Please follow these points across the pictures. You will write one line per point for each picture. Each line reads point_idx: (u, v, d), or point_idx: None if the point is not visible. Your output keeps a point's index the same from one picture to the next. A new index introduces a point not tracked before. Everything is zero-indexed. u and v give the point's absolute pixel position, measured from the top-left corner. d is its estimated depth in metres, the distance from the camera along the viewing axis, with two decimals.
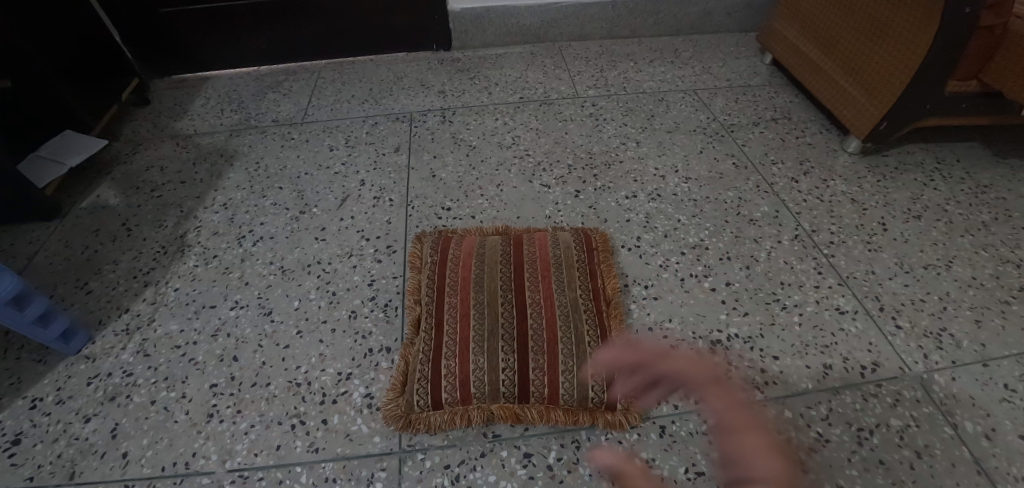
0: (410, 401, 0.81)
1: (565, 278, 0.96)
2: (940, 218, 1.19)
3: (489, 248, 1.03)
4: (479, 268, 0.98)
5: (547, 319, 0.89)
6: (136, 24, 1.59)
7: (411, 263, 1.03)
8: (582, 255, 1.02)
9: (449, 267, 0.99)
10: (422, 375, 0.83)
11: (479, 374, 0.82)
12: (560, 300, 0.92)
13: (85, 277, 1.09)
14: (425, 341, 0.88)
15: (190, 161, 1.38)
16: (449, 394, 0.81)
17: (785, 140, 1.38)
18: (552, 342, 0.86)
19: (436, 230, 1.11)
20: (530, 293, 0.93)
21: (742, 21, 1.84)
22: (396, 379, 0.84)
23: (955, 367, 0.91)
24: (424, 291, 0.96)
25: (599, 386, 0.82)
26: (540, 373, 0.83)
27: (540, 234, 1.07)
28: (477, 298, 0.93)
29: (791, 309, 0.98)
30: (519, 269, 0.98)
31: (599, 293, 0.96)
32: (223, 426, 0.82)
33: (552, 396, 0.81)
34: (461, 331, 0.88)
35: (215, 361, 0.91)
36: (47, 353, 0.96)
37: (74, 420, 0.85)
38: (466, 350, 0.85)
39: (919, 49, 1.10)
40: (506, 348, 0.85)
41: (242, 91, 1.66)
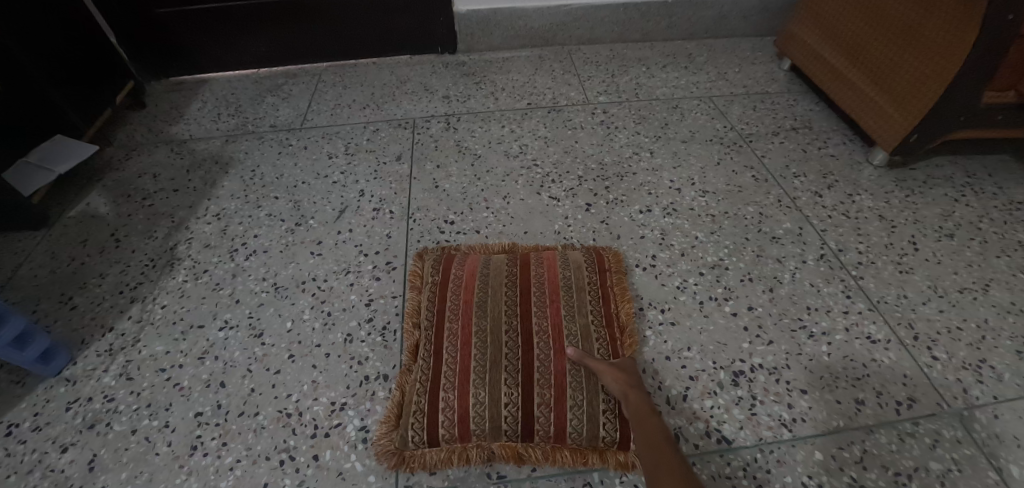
0: (404, 436, 0.75)
1: (576, 303, 0.90)
2: (974, 237, 1.12)
3: (494, 268, 0.97)
4: (483, 291, 0.92)
5: (555, 349, 0.83)
6: (131, 25, 1.54)
7: (411, 282, 0.97)
8: (593, 276, 0.96)
9: (451, 288, 0.93)
10: (418, 409, 0.77)
11: (479, 410, 0.76)
12: (569, 328, 0.86)
13: (70, 291, 1.04)
14: (422, 372, 0.81)
15: (184, 168, 1.33)
16: (447, 431, 0.75)
17: (806, 151, 1.31)
18: (560, 374, 0.80)
19: (439, 247, 1.05)
20: (538, 319, 0.87)
21: (759, 24, 1.77)
22: (390, 412, 0.78)
23: (997, 403, 0.84)
24: (424, 314, 0.90)
25: (612, 423, 0.76)
26: (546, 410, 0.76)
27: (548, 254, 1.01)
28: (479, 323, 0.87)
29: (818, 338, 0.91)
30: (525, 292, 0.92)
31: (613, 318, 0.89)
32: (207, 460, 0.77)
33: (559, 435, 0.75)
34: (461, 361, 0.82)
35: (201, 387, 0.86)
36: (25, 375, 0.90)
37: (50, 450, 0.80)
38: (466, 382, 0.79)
39: (955, 56, 1.03)
40: (509, 380, 0.79)
41: (240, 95, 1.61)
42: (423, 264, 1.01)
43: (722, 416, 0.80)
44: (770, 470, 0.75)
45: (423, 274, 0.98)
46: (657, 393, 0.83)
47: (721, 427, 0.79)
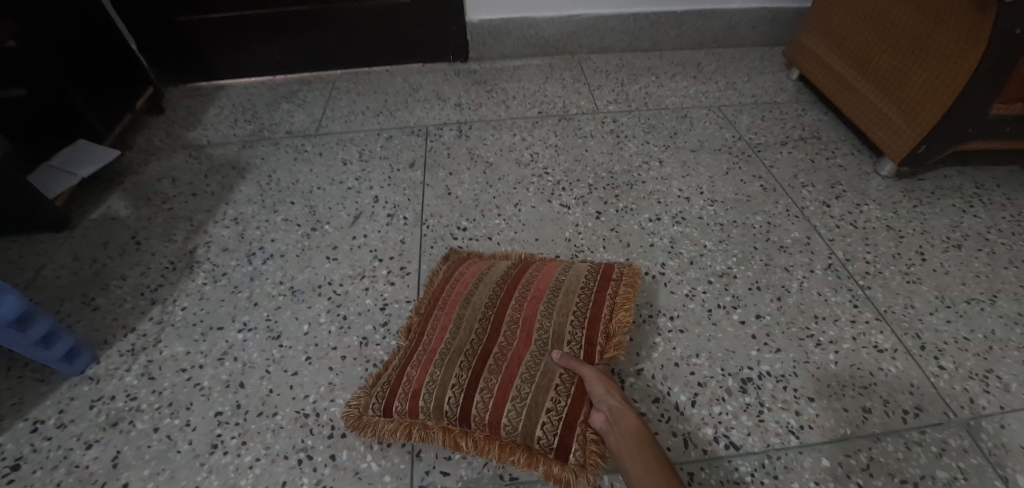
0: (369, 402, 0.81)
1: (559, 303, 0.90)
2: (982, 247, 1.13)
3: (495, 266, 1.00)
4: (476, 285, 0.95)
5: (518, 343, 0.85)
6: (151, 32, 1.58)
7: (432, 280, 1.01)
8: (591, 282, 0.94)
9: (450, 282, 0.98)
10: (387, 378, 0.84)
11: (431, 387, 0.80)
12: (541, 324, 0.87)
13: (92, 292, 1.07)
14: (401, 355, 0.88)
15: (201, 172, 1.36)
16: (400, 403, 0.80)
17: (814, 161, 1.33)
18: (514, 367, 0.82)
19: (455, 251, 1.07)
20: (511, 312, 0.90)
21: (768, 34, 1.79)
22: (368, 380, 0.85)
23: (1004, 413, 0.86)
24: (428, 307, 0.96)
25: (550, 428, 0.75)
26: (486, 397, 0.78)
27: (552, 259, 1.03)
28: (460, 312, 0.91)
29: (826, 346, 0.93)
30: (511, 287, 0.94)
31: (597, 322, 0.87)
32: (226, 459, 0.79)
33: (494, 426, 0.76)
34: (432, 343, 0.87)
35: (220, 387, 0.88)
36: (51, 373, 0.94)
37: (75, 447, 0.83)
38: (428, 362, 0.84)
39: (964, 67, 1.03)
40: (464, 364, 0.83)
41: (256, 101, 1.64)
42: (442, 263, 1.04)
43: (731, 422, 0.82)
44: (779, 475, 0.76)
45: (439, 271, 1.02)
46: (666, 399, 0.85)
47: (730, 433, 0.81)
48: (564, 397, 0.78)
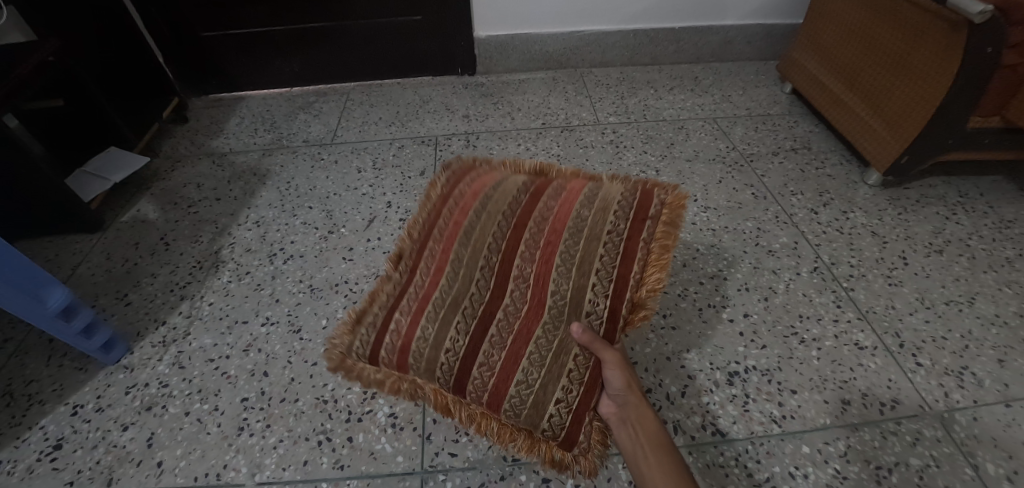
0: (352, 344, 0.85)
1: (581, 254, 0.83)
2: (963, 252, 1.19)
3: (505, 190, 0.92)
4: (479, 214, 0.90)
5: (527, 308, 0.82)
6: (177, 46, 1.68)
7: (437, 195, 0.98)
8: (621, 227, 0.84)
9: (447, 204, 0.95)
10: (373, 321, 0.87)
11: (418, 345, 0.81)
12: (556, 286, 0.82)
13: (125, 288, 1.15)
14: (389, 284, 0.90)
15: (225, 179, 1.45)
16: (387, 355, 0.83)
17: (805, 171, 1.39)
18: (521, 342, 0.80)
19: (462, 162, 1.02)
20: (521, 263, 0.85)
21: (763, 50, 1.87)
22: (350, 316, 0.90)
23: (977, 407, 0.92)
24: (433, 235, 0.91)
25: (557, 421, 0.78)
26: (487, 375, 0.79)
27: (577, 183, 0.93)
28: (458, 250, 0.87)
29: (809, 343, 1.00)
30: (523, 224, 0.88)
31: (625, 286, 0.81)
32: (253, 440, 0.87)
33: (495, 406, 0.79)
34: (425, 291, 0.86)
35: (246, 376, 0.96)
36: (89, 362, 1.02)
37: (112, 429, 0.91)
38: (419, 315, 0.83)
39: (942, 82, 1.10)
40: (460, 325, 0.82)
41: (275, 112, 1.73)
42: (448, 177, 1.00)
43: (717, 411, 0.90)
44: (760, 460, 0.84)
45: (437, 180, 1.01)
46: (658, 390, 0.93)
47: (716, 421, 0.89)
48: (576, 386, 0.79)
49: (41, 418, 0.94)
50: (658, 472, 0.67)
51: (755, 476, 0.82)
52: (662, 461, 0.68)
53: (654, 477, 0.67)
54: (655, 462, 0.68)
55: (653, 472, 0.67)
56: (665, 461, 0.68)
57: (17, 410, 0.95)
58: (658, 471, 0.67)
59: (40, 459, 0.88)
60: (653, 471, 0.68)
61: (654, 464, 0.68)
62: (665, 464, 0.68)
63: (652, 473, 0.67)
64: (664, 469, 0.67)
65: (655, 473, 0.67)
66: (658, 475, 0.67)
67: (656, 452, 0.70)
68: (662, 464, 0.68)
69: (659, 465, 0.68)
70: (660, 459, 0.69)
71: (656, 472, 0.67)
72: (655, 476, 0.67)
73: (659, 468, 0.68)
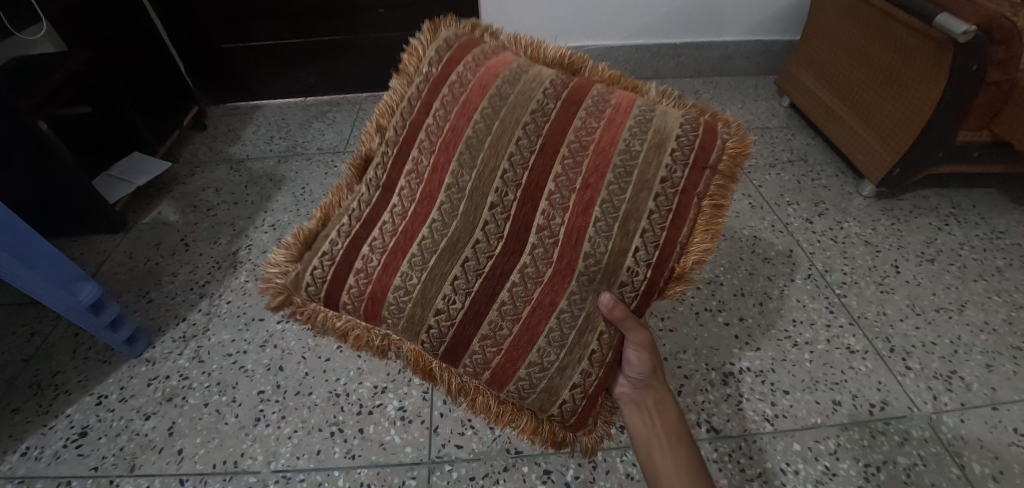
0: (299, 276, 0.67)
1: (629, 205, 0.65)
2: (954, 262, 1.22)
3: (526, 90, 0.69)
4: (491, 123, 0.67)
5: (552, 271, 0.65)
6: (198, 57, 1.75)
7: (431, 78, 0.71)
8: (677, 176, 0.65)
9: (443, 96, 0.69)
10: (330, 253, 0.67)
11: (397, 297, 0.66)
12: (591, 247, 0.64)
13: (147, 286, 1.20)
14: (354, 200, 0.69)
15: (242, 183, 1.51)
16: (352, 302, 0.67)
17: (801, 182, 1.44)
18: (541, 316, 0.66)
19: (460, 32, 0.75)
20: (549, 209, 0.65)
21: (761, 65, 1.92)
22: (295, 242, 0.69)
23: (964, 409, 0.95)
24: (423, 144, 0.68)
25: (568, 407, 0.70)
26: (492, 351, 0.67)
27: (626, 97, 0.71)
28: (458, 172, 0.66)
29: (802, 346, 1.04)
30: (553, 148, 0.67)
31: (670, 253, 0.65)
32: (269, 430, 0.92)
33: (498, 383, 0.69)
34: (408, 225, 0.66)
35: (263, 370, 1.02)
36: (112, 355, 1.07)
37: (135, 418, 0.96)
38: (399, 256, 0.66)
39: (931, 96, 1.14)
40: (459, 281, 0.65)
41: (290, 120, 1.80)
42: (445, 52, 0.72)
43: (712, 409, 0.94)
44: (753, 456, 0.88)
45: (424, 54, 0.74)
46: None
47: (710, 419, 0.93)
48: (596, 371, 0.69)
49: (68, 407, 0.99)
50: (670, 461, 0.70)
51: (748, 471, 0.86)
52: (675, 452, 0.71)
53: (666, 467, 0.70)
54: (668, 452, 0.71)
55: (665, 462, 0.70)
56: (677, 452, 0.71)
57: (44, 399, 1.00)
58: (670, 461, 0.70)
59: (66, 446, 0.93)
60: (666, 460, 0.71)
61: (666, 453, 0.71)
62: (678, 455, 0.71)
63: (664, 462, 0.70)
64: (676, 459, 0.70)
65: (667, 463, 0.70)
66: (669, 464, 0.70)
67: (670, 442, 0.72)
68: (674, 454, 0.71)
69: (672, 455, 0.71)
70: (673, 450, 0.71)
71: (668, 462, 0.70)
72: (667, 466, 0.70)
73: (672, 457, 0.70)
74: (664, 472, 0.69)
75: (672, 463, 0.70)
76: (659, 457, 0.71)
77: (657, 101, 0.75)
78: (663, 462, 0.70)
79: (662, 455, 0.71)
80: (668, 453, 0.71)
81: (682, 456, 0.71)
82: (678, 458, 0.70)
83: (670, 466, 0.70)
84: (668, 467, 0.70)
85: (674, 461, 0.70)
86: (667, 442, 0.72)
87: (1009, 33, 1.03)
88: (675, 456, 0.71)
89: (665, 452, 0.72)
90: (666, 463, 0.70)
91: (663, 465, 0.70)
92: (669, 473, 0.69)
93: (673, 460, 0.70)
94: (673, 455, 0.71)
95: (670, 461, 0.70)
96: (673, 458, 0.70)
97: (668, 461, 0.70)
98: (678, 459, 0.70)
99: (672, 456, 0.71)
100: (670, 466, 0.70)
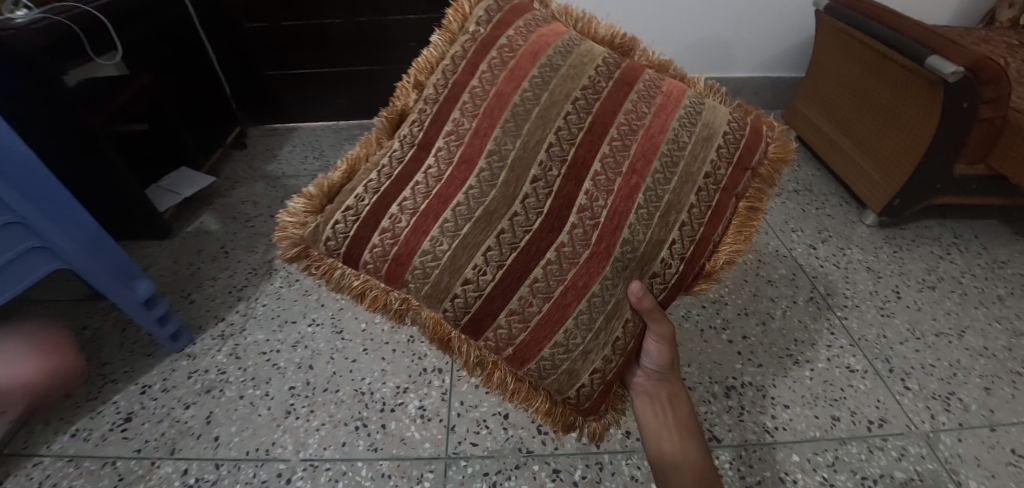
0: (317, 229, 0.69)
1: (671, 195, 0.71)
2: (955, 289, 1.26)
3: (578, 64, 0.74)
4: (540, 93, 0.71)
5: (590, 252, 0.70)
6: (244, 82, 1.91)
7: (478, 39, 0.73)
8: (722, 173, 0.73)
9: (490, 58, 0.72)
10: (357, 210, 0.69)
11: (424, 261, 0.68)
12: (631, 234, 0.70)
13: (189, 288, 1.30)
14: (385, 156, 0.71)
15: (278, 198, 1.63)
16: (374, 262, 0.69)
17: (806, 210, 1.50)
18: (573, 297, 0.70)
19: None
20: (594, 192, 0.70)
21: (770, 100, 2.02)
22: (317, 190, 0.71)
23: (962, 428, 0.98)
24: (465, 106, 0.70)
25: (585, 391, 0.75)
26: (518, 328, 0.71)
27: (676, 86, 0.77)
28: (501, 139, 0.69)
29: (803, 364, 1.09)
30: (602, 128, 0.72)
31: (705, 249, 0.73)
32: (298, 422, 1.00)
33: (519, 360, 0.73)
34: (443, 188, 0.68)
35: (294, 367, 1.10)
36: (156, 350, 1.16)
37: (176, 406, 1.04)
38: (429, 220, 0.68)
39: (927, 131, 1.22)
40: (492, 252, 0.69)
41: (323, 141, 1.94)
42: (494, 13, 0.75)
43: (714, 420, 0.99)
44: (753, 464, 0.92)
45: (470, 12, 0.75)
46: None
47: (712, 428, 0.98)
48: (616, 358, 0.74)
49: (114, 395, 1.08)
50: (675, 451, 0.78)
51: (748, 478, 0.90)
52: (681, 443, 0.79)
53: (671, 455, 0.78)
54: (675, 442, 0.79)
55: (670, 450, 0.79)
56: (682, 443, 0.79)
57: (93, 387, 1.09)
58: (675, 450, 0.78)
59: (112, 429, 1.01)
60: (671, 449, 0.79)
61: (672, 443, 0.79)
62: (683, 446, 0.79)
63: (669, 451, 0.79)
64: (682, 449, 0.78)
65: (673, 452, 0.78)
66: (675, 454, 0.78)
67: (676, 433, 0.80)
68: (679, 445, 0.79)
69: (677, 445, 0.79)
70: (679, 441, 0.79)
71: (674, 451, 0.78)
72: (672, 455, 0.78)
73: (678, 447, 0.79)
74: (670, 460, 0.78)
75: (677, 452, 0.78)
76: (666, 447, 0.79)
77: (704, 93, 0.82)
78: (670, 451, 0.79)
79: (668, 444, 0.79)
80: (674, 443, 0.79)
81: (687, 447, 0.79)
82: (683, 448, 0.78)
83: (675, 455, 0.78)
84: (673, 455, 0.78)
85: (680, 451, 0.78)
86: (674, 433, 0.80)
87: (997, 74, 1.10)
88: (680, 446, 0.79)
89: (672, 443, 0.79)
90: (672, 452, 0.78)
91: (668, 453, 0.78)
92: (675, 461, 0.77)
93: (678, 449, 0.78)
94: (678, 445, 0.79)
95: (675, 451, 0.78)
96: (679, 448, 0.78)
97: (674, 451, 0.79)
98: (684, 450, 0.78)
99: (678, 446, 0.79)
100: (676, 455, 0.78)
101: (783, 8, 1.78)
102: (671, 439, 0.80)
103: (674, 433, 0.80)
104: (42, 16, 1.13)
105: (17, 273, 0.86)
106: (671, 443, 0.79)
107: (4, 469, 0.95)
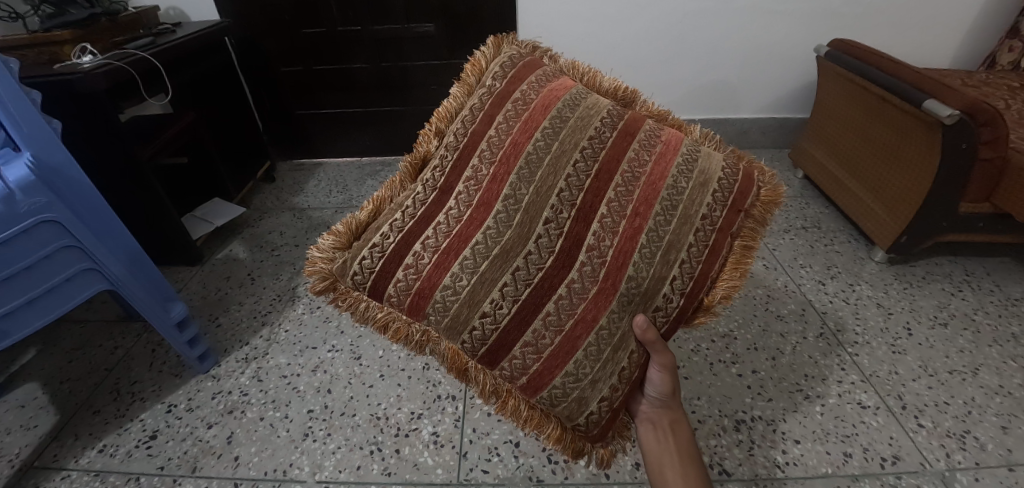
0: (343, 265, 0.75)
1: (670, 236, 0.75)
2: (967, 326, 1.26)
3: (585, 116, 0.80)
4: (551, 143, 0.77)
5: (597, 289, 0.74)
6: (278, 120, 2.05)
7: (494, 92, 0.81)
8: (716, 215, 0.77)
9: (506, 110, 0.79)
10: (384, 245, 0.75)
11: (444, 295, 0.74)
12: (635, 271, 0.74)
13: (216, 312, 1.36)
14: (409, 198, 0.77)
15: (303, 229, 1.72)
16: (397, 295, 0.75)
17: (814, 246, 1.53)
18: (583, 330, 0.74)
19: (527, 47, 0.88)
20: (600, 234, 0.75)
21: (777, 139, 2.08)
22: (346, 230, 0.78)
23: (979, 468, 0.97)
24: (483, 154, 0.77)
25: (593, 417, 0.77)
26: (531, 358, 0.75)
27: (674, 134, 0.83)
28: (516, 185, 0.75)
29: (813, 399, 1.09)
30: (607, 175, 0.77)
31: (702, 286, 0.77)
32: (315, 444, 1.03)
33: (531, 387, 0.76)
34: (462, 228, 0.74)
35: (313, 391, 1.14)
36: (183, 370, 1.21)
37: (200, 425, 1.08)
38: (450, 257, 0.74)
39: (929, 171, 1.26)
40: (508, 287, 0.74)
41: (348, 176, 2.03)
42: (509, 69, 0.83)
43: (724, 453, 0.99)
44: None
45: (486, 68, 0.84)
46: None
47: (722, 462, 0.98)
48: (622, 386, 0.77)
49: (142, 412, 1.12)
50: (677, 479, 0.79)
51: None
52: (683, 472, 0.80)
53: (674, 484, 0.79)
54: (677, 470, 0.80)
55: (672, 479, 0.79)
56: (685, 472, 0.80)
57: (122, 405, 1.14)
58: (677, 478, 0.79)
59: (138, 446, 1.05)
60: (674, 478, 0.79)
61: (674, 471, 0.80)
62: (685, 474, 0.80)
63: (672, 479, 0.79)
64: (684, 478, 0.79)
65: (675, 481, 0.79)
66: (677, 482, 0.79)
67: (679, 461, 0.81)
68: (681, 473, 0.80)
69: (679, 474, 0.80)
70: (681, 470, 0.80)
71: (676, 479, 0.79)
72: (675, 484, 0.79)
73: (679, 476, 0.79)
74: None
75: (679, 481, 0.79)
76: (668, 475, 0.80)
77: (700, 141, 0.88)
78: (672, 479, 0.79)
79: (671, 472, 0.80)
80: (676, 471, 0.80)
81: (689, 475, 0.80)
82: (685, 476, 0.79)
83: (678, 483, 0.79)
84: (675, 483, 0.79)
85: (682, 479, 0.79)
86: (676, 462, 0.81)
87: (991, 116, 1.15)
88: (682, 474, 0.79)
89: (674, 471, 0.80)
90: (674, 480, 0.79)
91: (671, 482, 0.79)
92: None
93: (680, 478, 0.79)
94: (680, 474, 0.80)
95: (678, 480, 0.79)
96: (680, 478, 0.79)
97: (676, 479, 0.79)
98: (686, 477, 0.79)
99: (680, 474, 0.80)
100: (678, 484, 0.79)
101: (787, 54, 1.86)
102: (674, 467, 0.81)
103: (678, 460, 0.81)
104: (106, 62, 1.23)
105: (71, 292, 0.93)
106: (674, 471, 0.80)
107: (35, 481, 0.99)
